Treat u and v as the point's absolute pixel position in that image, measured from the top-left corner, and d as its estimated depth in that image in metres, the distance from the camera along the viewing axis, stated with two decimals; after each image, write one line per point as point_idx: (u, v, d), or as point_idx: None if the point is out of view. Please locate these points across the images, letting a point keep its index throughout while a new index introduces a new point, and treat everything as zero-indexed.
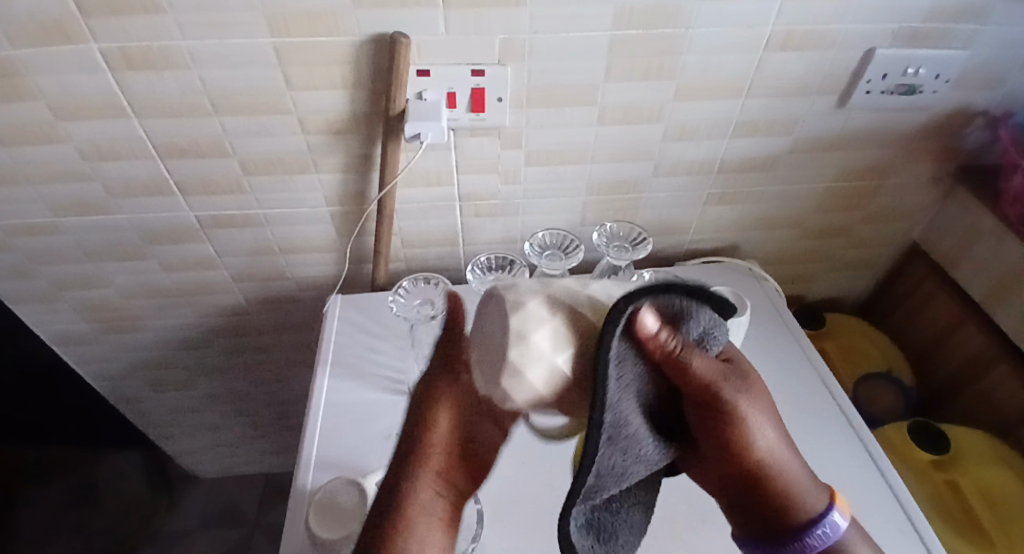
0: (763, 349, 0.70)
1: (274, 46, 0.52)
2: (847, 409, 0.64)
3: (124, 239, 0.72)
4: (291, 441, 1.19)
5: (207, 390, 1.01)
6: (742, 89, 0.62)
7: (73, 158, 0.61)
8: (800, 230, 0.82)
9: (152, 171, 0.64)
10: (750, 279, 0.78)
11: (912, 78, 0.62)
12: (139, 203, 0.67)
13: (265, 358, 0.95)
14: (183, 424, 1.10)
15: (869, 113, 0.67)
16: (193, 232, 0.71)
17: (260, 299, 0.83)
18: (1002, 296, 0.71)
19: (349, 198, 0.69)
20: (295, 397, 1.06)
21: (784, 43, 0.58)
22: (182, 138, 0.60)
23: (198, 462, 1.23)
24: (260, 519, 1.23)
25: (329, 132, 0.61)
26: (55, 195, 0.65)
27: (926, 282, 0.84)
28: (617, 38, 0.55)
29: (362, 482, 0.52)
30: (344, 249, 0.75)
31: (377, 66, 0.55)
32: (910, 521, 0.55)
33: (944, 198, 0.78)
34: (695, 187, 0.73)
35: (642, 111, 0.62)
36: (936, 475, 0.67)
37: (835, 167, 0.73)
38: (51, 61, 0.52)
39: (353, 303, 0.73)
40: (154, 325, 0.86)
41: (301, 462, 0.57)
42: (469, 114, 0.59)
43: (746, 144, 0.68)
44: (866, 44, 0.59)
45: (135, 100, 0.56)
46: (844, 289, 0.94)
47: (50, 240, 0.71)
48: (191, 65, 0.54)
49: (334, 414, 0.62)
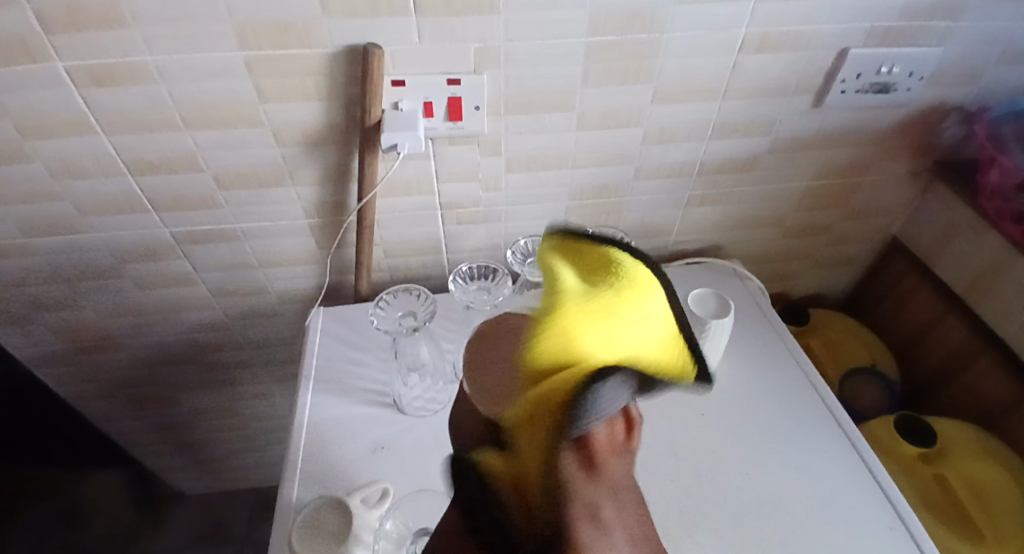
0: (748, 349, 0.70)
1: (245, 58, 0.52)
2: (833, 407, 0.64)
3: (98, 257, 0.70)
4: (279, 455, 1.18)
5: (190, 406, 1.00)
6: (720, 90, 0.62)
7: (41, 177, 0.60)
8: (782, 228, 0.82)
9: (124, 188, 0.62)
10: (733, 279, 0.79)
11: (886, 76, 0.63)
12: (112, 220, 0.66)
13: (249, 373, 0.94)
14: (168, 441, 1.08)
15: (846, 112, 0.67)
16: (170, 248, 0.70)
17: (241, 314, 0.82)
18: (982, 289, 0.72)
19: (328, 210, 0.68)
20: (281, 410, 1.05)
21: (759, 45, 0.58)
22: (154, 153, 0.59)
23: (184, 479, 1.21)
24: (249, 535, 1.21)
25: (305, 143, 0.60)
26: (24, 215, 0.63)
27: (907, 276, 0.84)
28: (593, 44, 0.55)
29: (347, 498, 0.51)
30: (325, 261, 0.75)
31: (351, 76, 0.54)
32: (898, 516, 0.55)
33: (922, 193, 0.79)
34: (677, 189, 0.73)
35: (620, 115, 0.62)
36: (923, 469, 0.68)
37: (814, 165, 0.73)
38: (13, 79, 0.51)
39: (336, 316, 0.72)
40: (133, 343, 0.85)
41: (285, 480, 0.56)
42: (447, 122, 0.59)
43: (725, 145, 0.68)
44: (840, 44, 0.60)
45: (103, 117, 0.55)
46: (827, 285, 0.94)
47: (21, 260, 0.69)
48: (160, 79, 0.52)
49: (318, 430, 0.61)
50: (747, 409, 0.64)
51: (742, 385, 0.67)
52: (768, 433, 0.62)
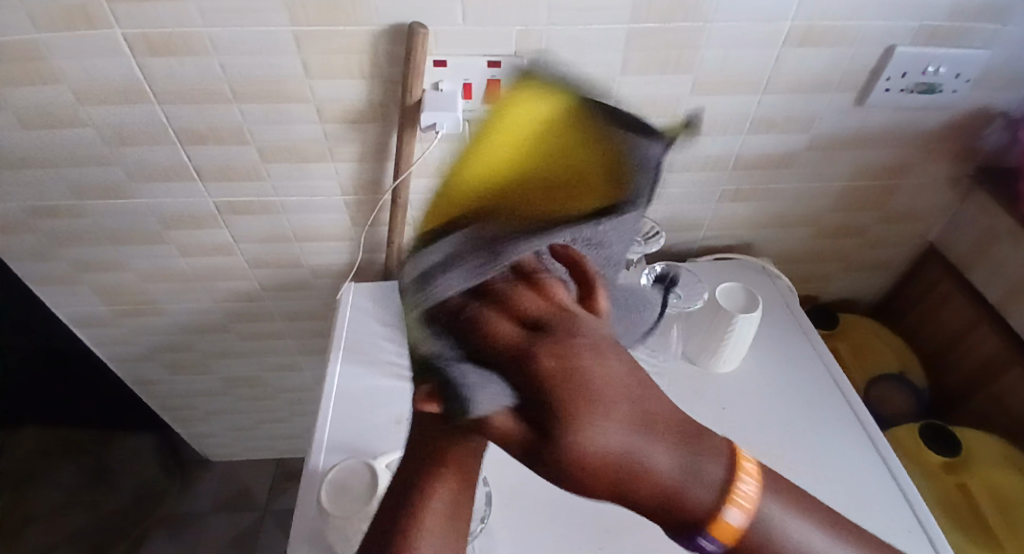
0: (774, 346, 0.70)
1: (294, 34, 0.53)
2: (858, 409, 0.64)
3: (144, 223, 0.73)
4: (302, 427, 1.21)
5: (220, 374, 1.03)
6: (759, 84, 0.61)
7: (96, 142, 0.63)
8: (814, 229, 0.81)
9: (172, 157, 0.65)
10: (762, 276, 0.78)
11: (932, 77, 0.62)
12: (158, 188, 0.69)
13: (279, 344, 0.97)
14: (198, 407, 1.12)
15: (888, 111, 0.66)
16: (212, 218, 0.73)
17: (275, 285, 0.84)
18: (1018, 300, 0.70)
19: (365, 187, 0.69)
20: (308, 382, 1.07)
21: (803, 40, 0.58)
22: (203, 124, 0.61)
23: (211, 445, 1.25)
24: (270, 503, 1.25)
25: (346, 121, 0.62)
26: (77, 179, 0.67)
27: (941, 284, 0.82)
28: (635, 31, 0.55)
29: (374, 463, 0.52)
30: (358, 238, 0.76)
31: (395, 55, 0.55)
32: (918, 521, 0.55)
33: (961, 200, 0.77)
34: (710, 183, 0.72)
35: (657, 106, 0.62)
36: (946, 478, 0.67)
37: (853, 165, 0.72)
38: (73, 45, 0.53)
39: (366, 292, 0.74)
40: (170, 308, 0.88)
41: (314, 445, 0.58)
42: (484, 105, 0.59)
43: (762, 140, 0.68)
44: (887, 41, 0.58)
45: (156, 86, 0.57)
46: (857, 289, 0.93)
47: (72, 223, 0.73)
48: (211, 51, 0.54)
49: (346, 399, 0.63)
50: (769, 405, 0.64)
51: (768, 382, 0.66)
52: (790, 429, 0.62)
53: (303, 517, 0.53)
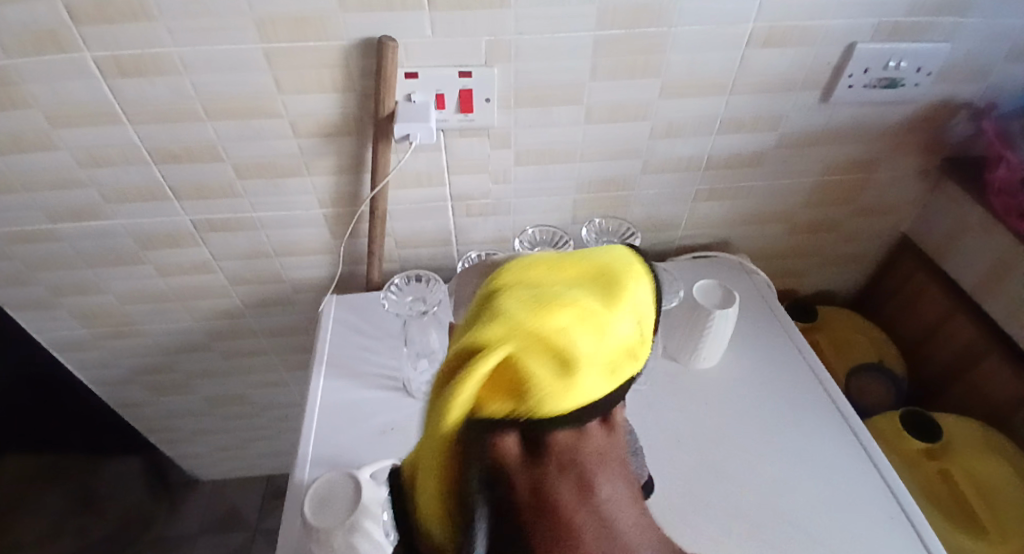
0: (753, 342, 0.71)
1: (264, 51, 0.54)
2: (839, 401, 0.65)
3: (122, 245, 0.73)
4: (289, 444, 1.20)
5: (204, 393, 1.02)
6: (727, 85, 0.63)
7: (70, 165, 0.62)
8: (789, 225, 0.83)
9: (147, 177, 0.64)
10: (739, 273, 0.80)
11: (893, 72, 0.63)
12: (133, 209, 0.68)
13: (264, 361, 0.96)
14: (184, 428, 1.11)
15: (854, 106, 0.67)
16: (190, 236, 0.72)
17: (256, 302, 0.84)
18: (991, 286, 0.72)
19: (343, 200, 0.69)
20: (294, 398, 1.07)
21: (767, 41, 0.59)
22: (176, 143, 0.61)
23: (199, 465, 1.23)
24: (261, 523, 1.23)
25: (320, 134, 0.62)
26: (50, 203, 0.66)
27: (916, 274, 0.84)
28: (601, 38, 0.56)
29: (357, 474, 0.51)
30: (338, 251, 0.76)
31: (366, 68, 0.56)
32: (900, 506, 0.56)
33: (931, 190, 0.79)
34: (685, 184, 0.74)
35: (629, 110, 0.63)
36: (927, 464, 0.68)
37: (822, 162, 0.74)
38: (44, 70, 0.53)
39: (348, 304, 0.75)
40: (152, 329, 0.87)
41: (297, 461, 0.58)
42: (458, 114, 0.60)
43: (734, 139, 0.69)
44: (848, 39, 0.60)
45: (127, 106, 0.57)
46: (835, 282, 0.95)
47: (48, 246, 0.72)
48: (182, 71, 0.55)
49: (329, 414, 0.62)
50: (751, 401, 0.65)
51: (747, 379, 0.67)
52: (771, 424, 0.63)
53: (288, 534, 0.52)
